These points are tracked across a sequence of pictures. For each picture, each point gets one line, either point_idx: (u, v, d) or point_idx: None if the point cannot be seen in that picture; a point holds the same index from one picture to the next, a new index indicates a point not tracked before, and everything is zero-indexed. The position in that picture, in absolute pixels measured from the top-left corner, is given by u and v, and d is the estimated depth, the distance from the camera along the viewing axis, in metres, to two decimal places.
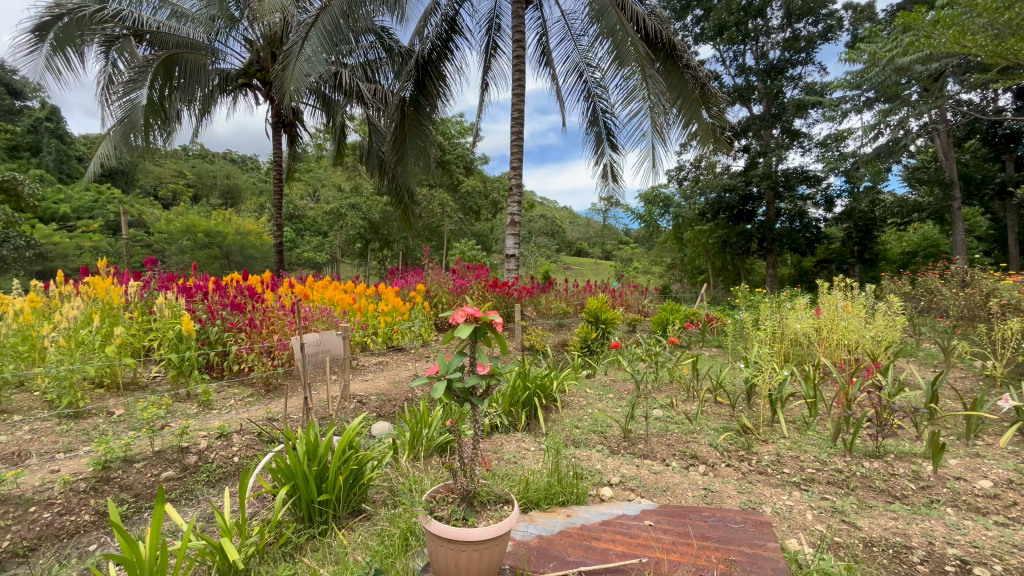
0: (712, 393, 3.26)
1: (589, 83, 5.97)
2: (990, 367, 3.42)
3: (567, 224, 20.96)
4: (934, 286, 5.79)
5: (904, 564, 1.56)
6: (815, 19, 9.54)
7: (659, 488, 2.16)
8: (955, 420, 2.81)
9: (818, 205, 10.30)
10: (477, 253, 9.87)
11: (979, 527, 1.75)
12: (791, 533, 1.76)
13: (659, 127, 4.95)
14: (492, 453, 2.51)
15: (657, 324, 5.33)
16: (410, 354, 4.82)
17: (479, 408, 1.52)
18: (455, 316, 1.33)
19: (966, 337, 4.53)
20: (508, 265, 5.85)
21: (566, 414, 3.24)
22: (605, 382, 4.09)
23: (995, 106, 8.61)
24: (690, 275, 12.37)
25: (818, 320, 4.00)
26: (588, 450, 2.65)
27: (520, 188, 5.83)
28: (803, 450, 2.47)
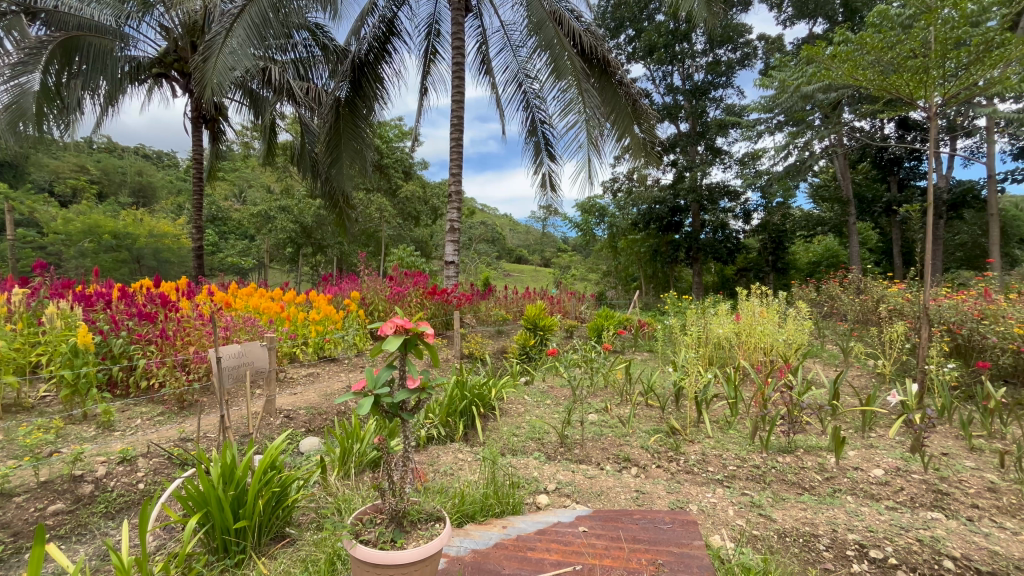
0: (643, 397, 3.39)
1: (528, 93, 6.06)
2: (880, 366, 3.82)
3: (507, 231, 21.14)
4: (835, 293, 6.40)
5: (812, 551, 1.70)
6: (734, 46, 10.34)
7: (594, 493, 2.20)
8: (853, 415, 3.11)
9: (737, 218, 11.12)
10: (415, 259, 9.66)
11: (873, 513, 1.93)
12: (715, 529, 1.85)
13: (594, 139, 5.12)
14: (429, 467, 2.44)
15: (593, 330, 5.47)
16: (343, 365, 4.61)
17: (410, 423, 1.46)
18: (384, 328, 1.27)
19: (861, 339, 5.05)
20: (447, 271, 5.79)
21: (503, 421, 3.23)
22: (542, 389, 4.11)
23: (882, 133, 9.75)
24: (624, 282, 12.82)
25: (738, 325, 4.30)
26: (526, 457, 2.65)
27: (459, 195, 5.77)
28: (725, 448, 2.62)
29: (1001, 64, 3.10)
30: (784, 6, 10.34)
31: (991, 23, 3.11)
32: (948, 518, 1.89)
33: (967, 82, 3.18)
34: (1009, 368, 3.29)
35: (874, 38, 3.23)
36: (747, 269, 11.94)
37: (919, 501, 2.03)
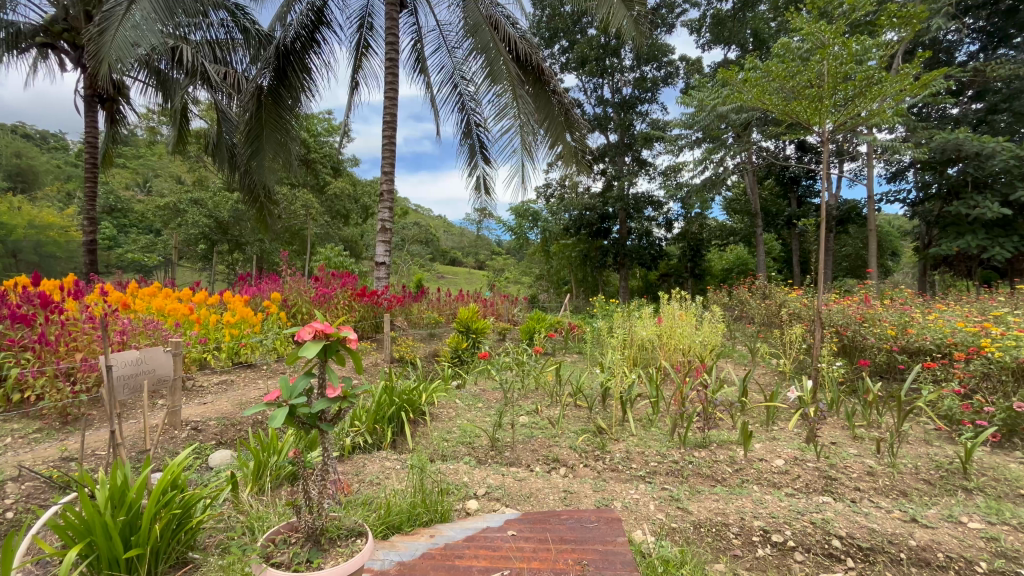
0: (573, 398, 3.48)
1: (463, 95, 6.03)
2: (781, 365, 4.21)
3: (441, 233, 20.93)
4: (745, 298, 6.98)
5: (723, 539, 1.84)
6: (659, 65, 10.97)
7: (523, 495, 2.22)
8: (758, 410, 3.40)
9: (660, 226, 11.78)
10: (344, 258, 9.25)
11: (776, 500, 2.10)
12: (637, 525, 1.93)
13: (528, 145, 5.20)
14: (352, 477, 2.33)
15: (525, 333, 5.54)
16: (261, 371, 4.29)
17: (329, 435, 1.39)
18: (301, 333, 1.19)
19: (766, 340, 5.54)
20: (377, 272, 5.61)
21: (434, 427, 3.16)
22: (474, 392, 4.08)
23: (784, 154, 10.80)
24: (556, 286, 13.11)
25: (661, 328, 4.55)
26: (456, 462, 2.62)
27: (391, 194, 5.60)
28: (647, 445, 2.75)
29: (879, 98, 3.53)
30: (703, 31, 11.14)
31: (871, 62, 3.53)
32: (836, 501, 2.12)
33: (853, 113, 3.60)
34: (884, 365, 3.75)
35: (778, 67, 3.58)
36: (668, 275, 12.68)
37: (812, 486, 2.25)
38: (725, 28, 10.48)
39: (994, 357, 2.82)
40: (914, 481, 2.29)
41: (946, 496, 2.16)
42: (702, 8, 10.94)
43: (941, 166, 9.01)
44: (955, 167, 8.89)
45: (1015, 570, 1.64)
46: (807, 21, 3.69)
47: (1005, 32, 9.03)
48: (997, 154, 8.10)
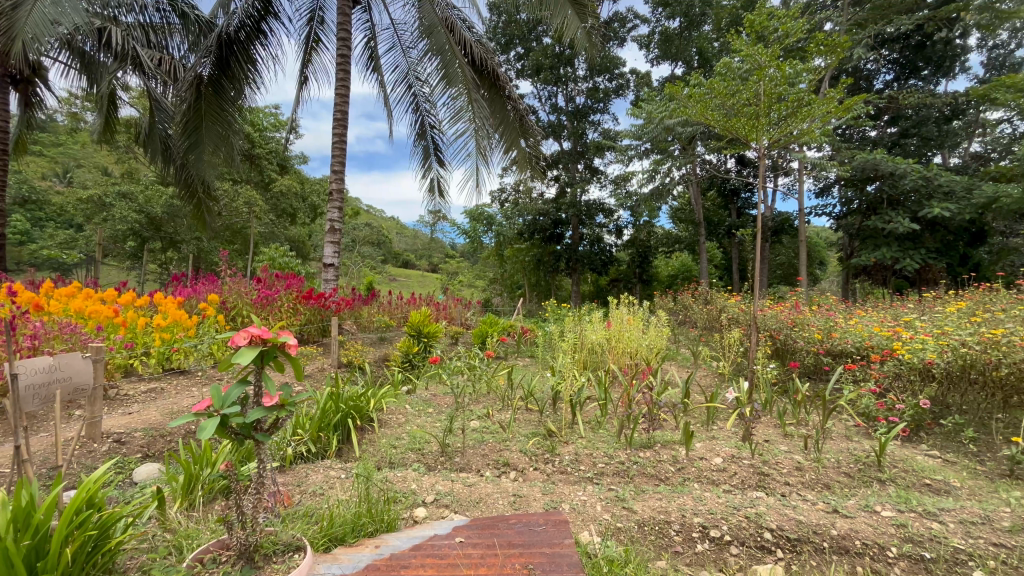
0: (524, 402, 3.50)
1: (417, 96, 5.95)
2: (721, 367, 4.42)
3: (393, 235, 20.53)
4: (689, 303, 7.29)
5: (665, 537, 1.91)
6: (611, 76, 11.30)
7: (472, 501, 2.20)
8: (699, 411, 3.56)
9: (611, 233, 12.12)
10: (289, 259, 8.86)
11: (714, 497, 2.20)
12: (584, 526, 1.96)
13: (482, 149, 5.20)
14: (293, 489, 2.22)
15: (477, 336, 5.51)
16: (196, 378, 4.03)
17: (265, 445, 1.33)
18: (236, 338, 1.12)
19: (706, 343, 5.82)
20: (325, 274, 5.42)
21: (382, 433, 3.08)
22: (425, 398, 4.02)
23: (725, 167, 11.41)
24: (509, 290, 13.16)
25: (610, 332, 4.67)
26: (404, 469, 2.57)
27: (341, 194, 5.42)
28: (595, 447, 2.81)
29: (809, 118, 3.80)
30: (652, 46, 11.60)
31: (802, 84, 3.80)
32: (768, 495, 2.25)
33: (786, 131, 3.85)
34: (811, 366, 4.03)
35: (720, 85, 3.80)
36: (618, 280, 13.05)
37: (748, 482, 2.37)
38: (673, 45, 10.96)
39: (904, 359, 3.09)
40: (837, 474, 2.47)
41: (863, 487, 2.34)
42: (651, 25, 11.39)
43: (862, 183, 9.83)
44: (873, 184, 9.72)
45: (920, 553, 1.81)
46: (746, 43, 3.91)
47: (915, 64, 9.99)
48: (908, 174, 8.94)
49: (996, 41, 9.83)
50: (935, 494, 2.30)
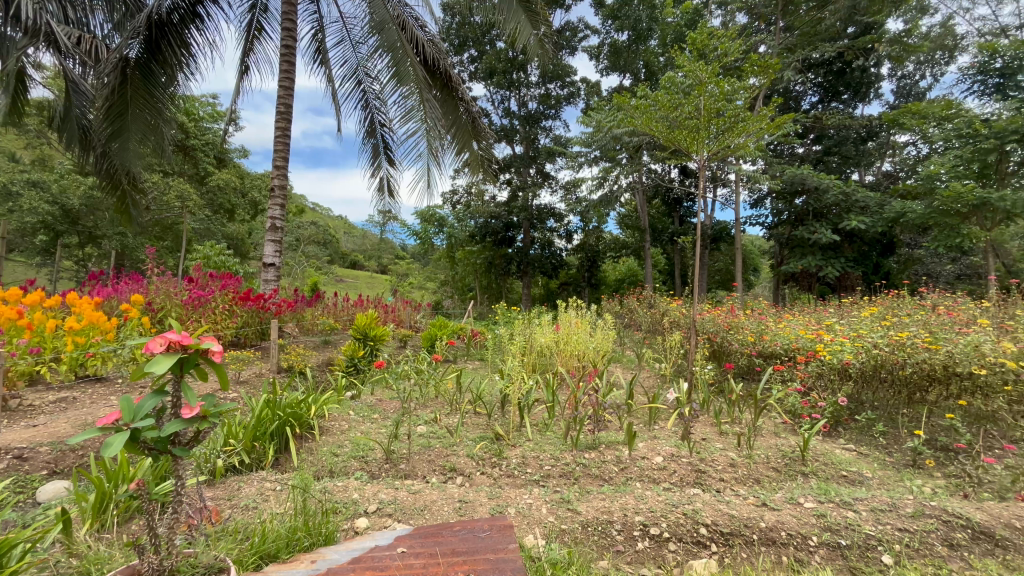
0: (472, 405, 3.47)
1: (367, 93, 5.79)
2: (663, 368, 4.60)
3: (340, 234, 19.89)
4: (635, 307, 7.53)
5: (607, 537, 1.95)
6: (562, 84, 11.51)
7: (417, 509, 2.15)
8: (642, 411, 3.67)
9: (561, 237, 12.35)
10: (227, 258, 8.35)
11: (654, 495, 2.27)
12: (530, 530, 1.97)
13: (434, 150, 5.14)
14: (222, 504, 2.08)
15: (426, 340, 5.40)
16: (116, 385, 3.69)
17: (182, 461, 1.24)
18: (150, 345, 1.02)
19: (650, 346, 6.02)
20: (265, 274, 5.14)
21: (324, 441, 2.96)
22: (370, 403, 3.90)
23: (669, 177, 11.91)
24: (460, 292, 13.06)
25: (558, 335, 4.74)
26: (346, 478, 2.48)
27: (283, 190, 5.17)
28: (541, 449, 2.83)
29: (744, 134, 4.03)
30: (601, 57, 11.94)
31: (739, 101, 4.02)
32: (704, 492, 2.35)
33: (723, 144, 4.06)
34: (745, 367, 4.27)
35: (664, 98, 3.97)
36: (568, 283, 13.29)
37: (685, 480, 2.47)
38: (621, 57, 11.34)
39: (825, 360, 3.33)
40: (766, 470, 2.62)
41: (789, 481, 2.51)
42: (601, 36, 11.74)
43: (791, 196, 10.57)
44: (801, 198, 10.48)
45: (836, 540, 1.96)
46: (688, 59, 4.09)
47: (837, 89, 10.87)
48: (830, 189, 9.71)
49: (903, 71, 10.88)
50: (850, 485, 2.50)
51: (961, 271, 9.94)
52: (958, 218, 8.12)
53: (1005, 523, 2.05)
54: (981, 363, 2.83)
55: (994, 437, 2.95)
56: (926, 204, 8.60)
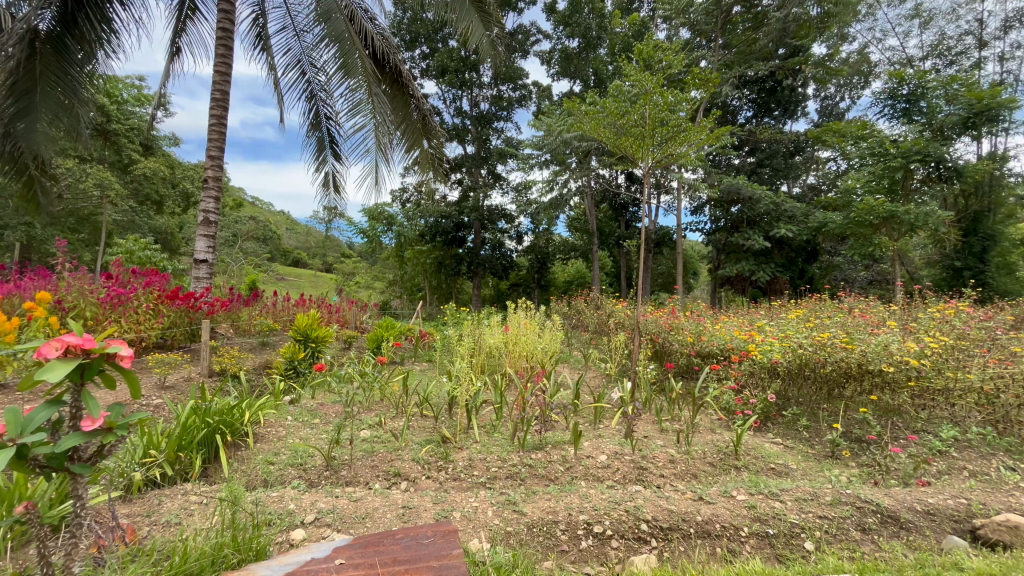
0: (418, 408, 3.40)
1: (312, 84, 5.54)
2: (608, 368, 4.71)
3: (282, 230, 19.01)
4: (583, 309, 7.67)
5: (552, 538, 1.97)
6: (514, 86, 11.57)
7: (357, 517, 2.06)
8: (588, 411, 3.74)
9: (511, 239, 12.40)
10: (153, 253, 7.72)
11: (598, 493, 2.32)
12: (474, 533, 1.94)
13: (382, 146, 5.01)
14: (140, 521, 1.91)
15: (372, 341, 5.23)
16: (16, 393, 3.30)
17: (81, 481, 1.14)
18: (44, 349, 0.91)
19: (597, 346, 6.17)
20: (195, 271, 4.80)
21: (259, 449, 2.80)
22: (310, 407, 3.72)
23: (616, 182, 12.27)
24: (409, 292, 12.81)
25: (507, 336, 4.74)
26: (282, 488, 2.35)
27: (217, 181, 4.83)
28: (489, 451, 2.81)
29: (686, 143, 4.21)
30: (553, 62, 12.13)
31: (682, 112, 4.18)
32: (645, 488, 2.43)
33: (666, 153, 4.22)
34: (684, 367, 4.46)
35: (612, 106, 4.08)
36: (517, 284, 13.37)
37: (627, 477, 2.54)
38: (571, 63, 11.56)
39: (756, 359, 3.54)
40: (702, 465, 2.74)
41: (723, 474, 2.64)
42: (553, 42, 11.91)
43: (727, 205, 11.18)
44: (736, 206, 11.11)
45: (765, 529, 2.08)
46: (635, 69, 4.21)
47: (769, 106, 11.63)
48: (762, 199, 10.37)
49: (826, 92, 11.78)
50: (778, 477, 2.66)
51: (873, 277, 10.94)
52: (870, 229, 8.91)
53: (908, 507, 2.25)
54: (889, 361, 3.11)
55: (899, 428, 3.25)
56: (844, 216, 9.38)
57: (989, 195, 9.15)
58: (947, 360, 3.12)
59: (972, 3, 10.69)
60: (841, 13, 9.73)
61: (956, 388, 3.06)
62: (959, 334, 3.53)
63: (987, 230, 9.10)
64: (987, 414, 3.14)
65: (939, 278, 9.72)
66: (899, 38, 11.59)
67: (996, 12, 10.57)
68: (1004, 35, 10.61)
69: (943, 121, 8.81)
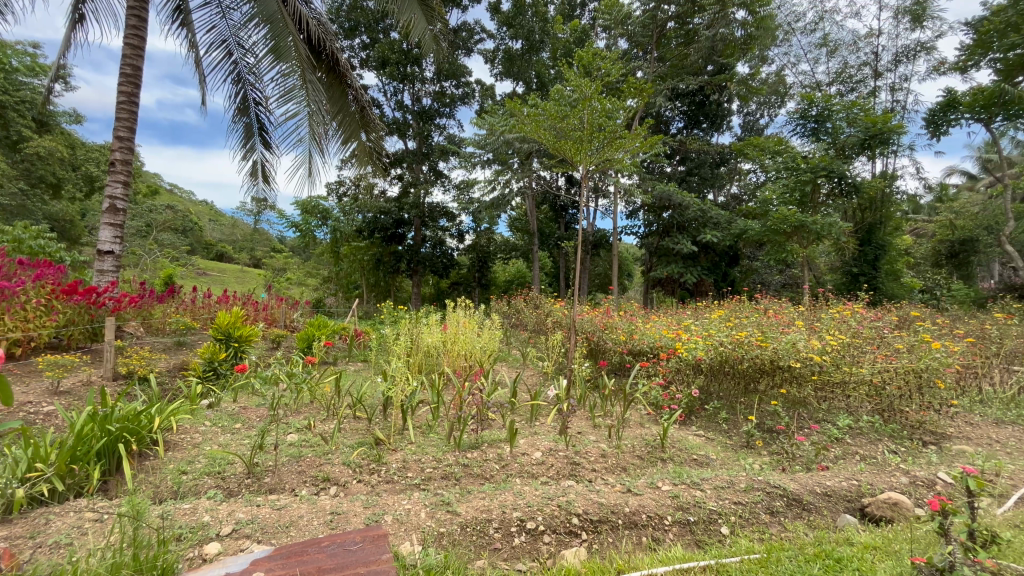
0: (351, 410, 3.27)
1: (239, 66, 5.15)
2: (545, 366, 4.79)
3: (204, 221, 17.64)
4: (522, 309, 7.73)
5: (485, 537, 1.97)
6: (457, 83, 11.46)
7: (280, 526, 1.95)
8: (525, 408, 3.78)
9: (453, 237, 12.29)
10: (47, 242, 6.87)
11: (532, 490, 2.34)
12: (406, 536, 1.90)
13: (316, 137, 4.77)
14: (20, 544, 1.68)
15: (301, 341, 4.97)
16: None
17: None
18: None
19: (535, 345, 6.25)
20: (98, 263, 4.32)
21: (170, 459, 2.57)
22: (231, 411, 3.46)
23: (556, 185, 12.50)
24: (345, 289, 12.34)
25: (446, 334, 4.68)
26: (196, 499, 2.17)
27: (126, 164, 4.38)
28: (424, 452, 2.76)
29: (622, 149, 4.36)
30: (496, 62, 12.17)
31: (618, 119, 4.33)
32: (577, 483, 2.49)
33: (604, 157, 4.35)
34: (617, 364, 4.62)
35: (553, 108, 4.15)
36: (458, 283, 13.27)
37: (561, 472, 2.60)
38: (515, 64, 11.67)
39: (682, 356, 3.72)
40: (631, 458, 2.85)
41: (650, 466, 2.77)
42: (496, 41, 11.94)
43: (659, 210, 11.76)
44: (667, 212, 11.72)
45: (686, 517, 2.20)
46: (575, 74, 4.31)
47: (698, 118, 12.36)
48: (690, 206, 11.00)
49: (748, 109, 12.69)
50: (699, 467, 2.83)
51: (785, 280, 11.95)
52: (784, 236, 9.72)
53: (810, 490, 2.48)
54: (797, 358, 3.40)
55: (805, 418, 3.56)
56: (762, 224, 10.17)
57: (881, 209, 10.29)
58: (845, 356, 3.46)
59: (869, 37, 11.96)
60: (762, 36, 10.47)
61: (852, 380, 3.41)
62: (854, 332, 3.94)
63: (878, 241, 10.22)
64: (876, 403, 3.53)
65: (839, 283, 10.79)
66: (810, 64, 12.74)
67: (889, 47, 11.90)
68: (895, 68, 11.97)
69: (844, 141, 9.78)
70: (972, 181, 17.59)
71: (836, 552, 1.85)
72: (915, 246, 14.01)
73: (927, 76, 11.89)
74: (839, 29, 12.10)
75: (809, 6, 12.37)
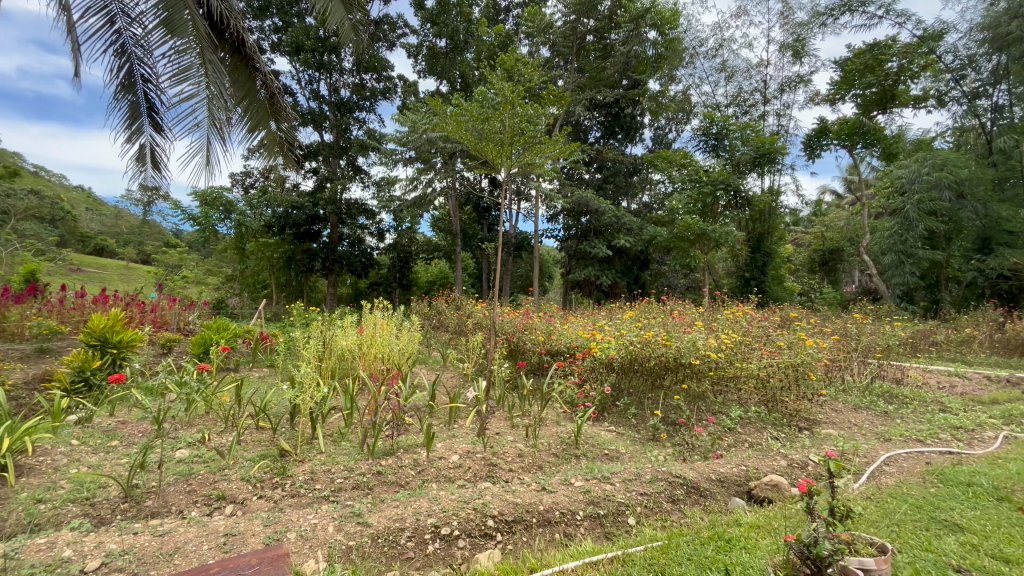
0: (253, 419, 3.01)
1: (123, 36, 4.53)
2: (465, 368, 4.75)
3: (79, 210, 15.41)
4: (443, 311, 7.63)
5: (398, 547, 1.90)
6: (377, 77, 11.06)
7: (162, 555, 1.74)
8: (443, 411, 3.72)
9: (372, 235, 11.86)
10: None
11: (448, 494, 2.30)
12: (310, 554, 1.78)
13: (215, 122, 4.33)
14: None
15: (196, 345, 4.50)
16: None
17: None
18: None
19: (455, 347, 6.21)
20: None
21: (23, 485, 2.20)
22: (106, 427, 3.04)
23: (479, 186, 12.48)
24: (251, 288, 11.38)
25: (361, 337, 4.48)
26: (56, 531, 1.87)
27: None
28: (334, 462, 2.61)
29: (542, 155, 4.45)
30: (419, 58, 11.92)
31: (540, 124, 4.43)
32: (494, 484, 2.50)
33: (525, 161, 4.40)
34: (535, 364, 4.71)
35: (476, 109, 4.13)
36: (377, 283, 12.80)
37: (478, 475, 2.59)
38: (438, 63, 11.50)
39: (596, 355, 3.89)
40: (547, 456, 2.91)
41: (565, 464, 2.85)
42: (419, 37, 11.69)
43: (578, 215, 12.21)
44: (585, 217, 12.20)
45: (597, 511, 2.29)
46: (498, 76, 4.32)
47: (613, 129, 12.89)
48: (606, 212, 11.56)
49: (658, 123, 13.58)
50: (610, 461, 2.96)
51: (690, 283, 12.93)
52: (688, 243, 10.53)
53: (706, 477, 2.69)
54: (697, 355, 3.69)
55: (703, 411, 3.85)
56: (669, 231, 10.94)
57: (768, 221, 11.51)
58: (736, 353, 3.83)
59: (759, 66, 13.39)
60: (670, 57, 11.31)
61: (743, 374, 3.77)
62: (745, 331, 4.35)
63: (766, 249, 11.42)
64: (762, 395, 3.92)
65: (734, 286, 11.89)
66: (711, 86, 13.94)
67: (776, 77, 13.36)
68: (780, 95, 13.45)
69: (739, 158, 10.81)
70: (839, 200, 20.30)
71: (726, 533, 2.02)
72: (795, 254, 15.83)
73: (806, 105, 13.52)
74: (736, 57, 13.41)
75: (710, 33, 13.55)
